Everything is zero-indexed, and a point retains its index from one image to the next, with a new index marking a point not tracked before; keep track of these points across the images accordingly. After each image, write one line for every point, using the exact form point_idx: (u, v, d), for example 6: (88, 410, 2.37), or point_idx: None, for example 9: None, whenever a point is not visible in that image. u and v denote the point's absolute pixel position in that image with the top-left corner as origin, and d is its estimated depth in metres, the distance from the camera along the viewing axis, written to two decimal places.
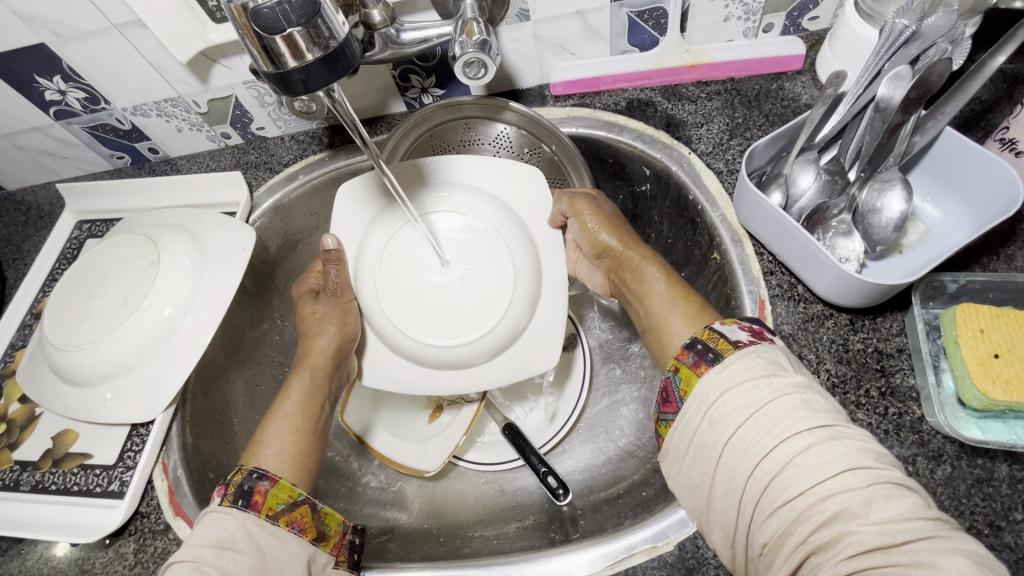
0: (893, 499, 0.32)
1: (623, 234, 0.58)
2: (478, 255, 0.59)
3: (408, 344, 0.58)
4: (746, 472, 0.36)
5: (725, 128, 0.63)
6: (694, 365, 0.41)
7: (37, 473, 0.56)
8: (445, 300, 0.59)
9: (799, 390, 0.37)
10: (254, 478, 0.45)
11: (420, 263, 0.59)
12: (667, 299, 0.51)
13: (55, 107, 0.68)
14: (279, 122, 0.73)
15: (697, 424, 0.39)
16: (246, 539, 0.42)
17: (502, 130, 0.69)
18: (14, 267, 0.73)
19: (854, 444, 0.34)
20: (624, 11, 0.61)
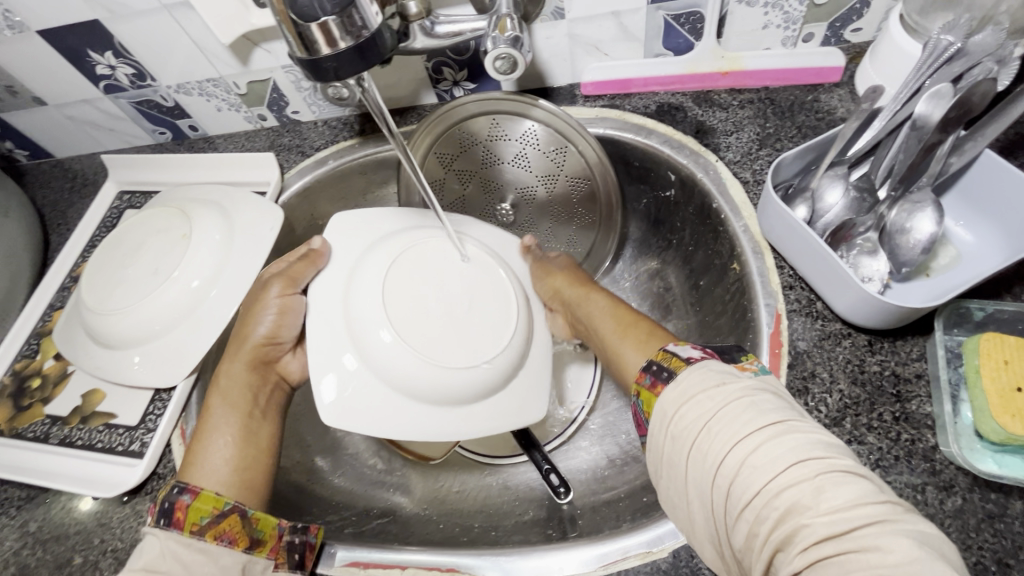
0: (842, 486, 0.32)
1: (584, 280, 0.61)
2: (483, 280, 0.57)
3: (407, 379, 0.51)
4: (709, 480, 0.36)
5: (755, 137, 0.62)
6: (652, 386, 0.43)
7: (66, 428, 0.59)
8: (446, 330, 0.53)
9: (751, 393, 0.38)
10: (176, 494, 0.44)
11: (418, 291, 0.54)
12: (614, 329, 0.53)
13: (105, 82, 0.71)
14: (313, 106, 0.75)
15: (663, 442, 0.40)
16: (171, 561, 0.42)
17: (531, 127, 0.70)
18: (57, 231, 0.76)
19: (805, 437, 0.34)
20: (660, 13, 0.61)
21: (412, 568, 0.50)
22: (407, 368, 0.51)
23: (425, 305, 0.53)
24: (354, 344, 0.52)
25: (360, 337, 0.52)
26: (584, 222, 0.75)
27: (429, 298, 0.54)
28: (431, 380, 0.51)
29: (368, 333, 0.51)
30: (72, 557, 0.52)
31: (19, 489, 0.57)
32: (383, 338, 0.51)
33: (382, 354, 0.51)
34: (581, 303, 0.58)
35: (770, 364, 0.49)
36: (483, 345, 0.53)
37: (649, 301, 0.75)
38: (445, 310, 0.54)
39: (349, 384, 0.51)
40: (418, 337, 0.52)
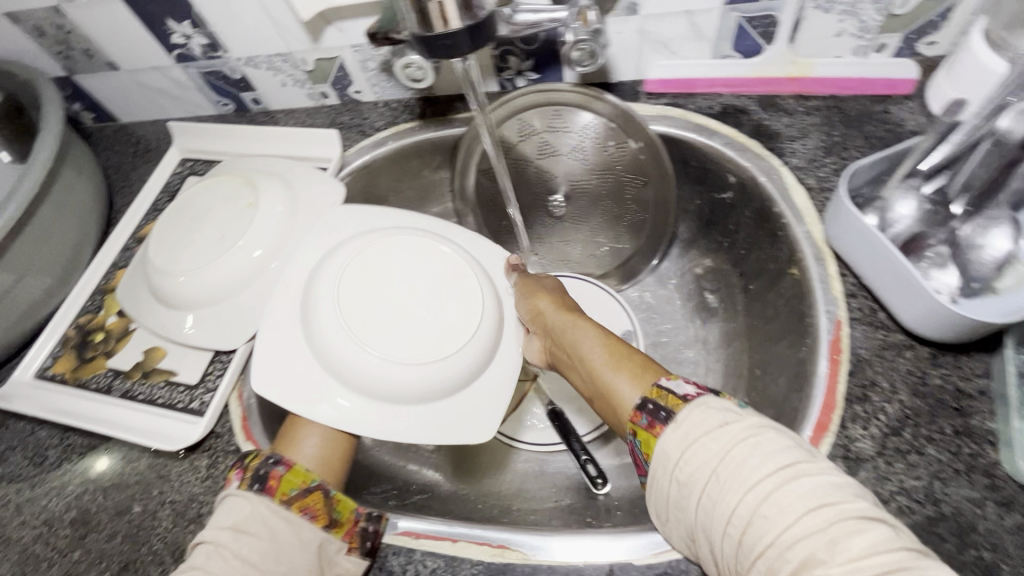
0: (856, 535, 0.32)
1: (573, 306, 0.58)
2: (443, 284, 0.59)
3: (383, 384, 0.54)
4: (722, 528, 0.36)
5: (821, 145, 0.62)
6: (650, 426, 0.42)
7: (128, 382, 0.61)
8: (397, 329, 0.56)
9: (756, 434, 0.38)
10: (271, 464, 0.47)
11: (373, 292, 0.57)
12: (610, 360, 0.50)
13: (178, 51, 0.73)
14: (376, 87, 0.76)
15: (668, 486, 0.40)
16: (259, 523, 0.44)
17: (592, 121, 0.70)
18: (121, 193, 0.78)
19: (817, 483, 0.34)
20: (733, 15, 0.61)
21: (463, 542, 0.49)
22: (385, 376, 0.54)
23: (393, 319, 0.56)
24: (327, 358, 0.54)
25: (332, 353, 0.54)
26: (635, 219, 0.75)
27: (397, 311, 0.57)
28: (409, 386, 0.54)
29: (341, 347, 0.54)
30: (132, 505, 0.54)
31: (82, 437, 0.59)
32: (359, 352, 0.54)
33: (336, 349, 0.54)
34: (569, 330, 0.55)
35: (829, 369, 0.49)
36: (428, 346, 0.55)
37: (694, 302, 0.75)
38: (411, 323, 0.56)
39: (304, 371, 0.55)
40: (391, 347, 0.55)
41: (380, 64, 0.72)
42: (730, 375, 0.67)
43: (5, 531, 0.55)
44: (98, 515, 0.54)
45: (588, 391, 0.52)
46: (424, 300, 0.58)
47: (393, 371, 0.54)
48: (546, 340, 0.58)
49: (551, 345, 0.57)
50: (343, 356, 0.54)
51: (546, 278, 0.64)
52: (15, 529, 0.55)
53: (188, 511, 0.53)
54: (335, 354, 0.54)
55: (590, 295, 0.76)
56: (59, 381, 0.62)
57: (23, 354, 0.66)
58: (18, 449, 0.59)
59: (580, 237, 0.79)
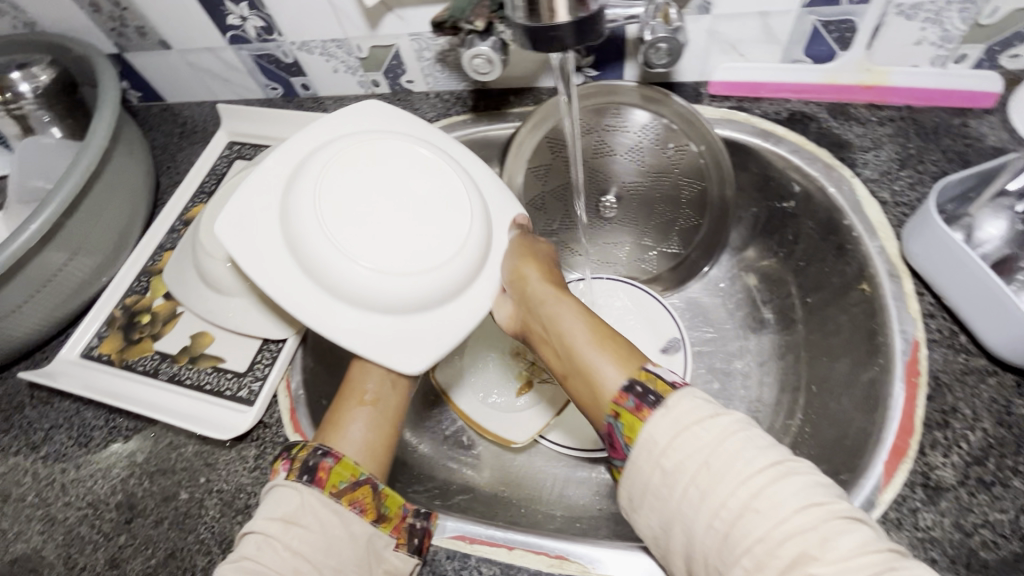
0: (845, 534, 0.32)
1: (558, 282, 0.57)
2: (440, 206, 0.53)
3: (373, 298, 0.50)
4: (706, 521, 0.36)
5: (896, 157, 0.60)
6: (636, 409, 0.41)
7: (175, 366, 0.60)
8: (377, 234, 0.50)
9: (742, 428, 0.38)
10: (319, 455, 0.44)
11: (363, 190, 0.52)
12: (592, 337, 0.49)
13: (232, 32, 0.72)
14: (429, 78, 0.75)
15: (650, 474, 0.39)
16: (310, 516, 0.42)
17: (653, 121, 0.68)
18: (167, 174, 0.78)
19: (805, 481, 0.35)
20: (810, 18, 0.59)
21: (519, 550, 0.48)
22: (374, 291, 0.49)
23: (380, 227, 0.51)
24: (299, 254, 0.50)
25: (314, 257, 0.49)
26: (688, 224, 0.73)
27: (381, 218, 0.51)
28: (399, 303, 0.50)
29: (310, 245, 0.49)
30: (178, 492, 0.53)
31: (128, 419, 0.58)
32: (344, 261, 0.49)
33: (311, 237, 0.50)
34: (551, 304, 0.54)
35: (905, 391, 0.47)
36: (407, 262, 0.50)
37: (744, 311, 0.73)
38: (401, 233, 0.51)
39: (272, 255, 0.50)
40: (367, 253, 0.50)
41: (436, 54, 0.71)
42: (783, 388, 0.65)
43: (49, 511, 0.54)
44: (143, 500, 0.53)
45: (559, 367, 0.51)
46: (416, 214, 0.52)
47: (385, 287, 0.50)
48: (525, 311, 0.56)
49: (530, 318, 0.55)
50: (328, 263, 0.49)
51: (540, 244, 0.60)
52: (60, 509, 0.54)
53: (236, 501, 0.52)
54: (315, 259, 0.49)
55: (636, 298, 0.74)
56: (105, 361, 0.62)
57: (68, 332, 0.65)
58: (63, 428, 0.59)
59: (628, 240, 0.77)
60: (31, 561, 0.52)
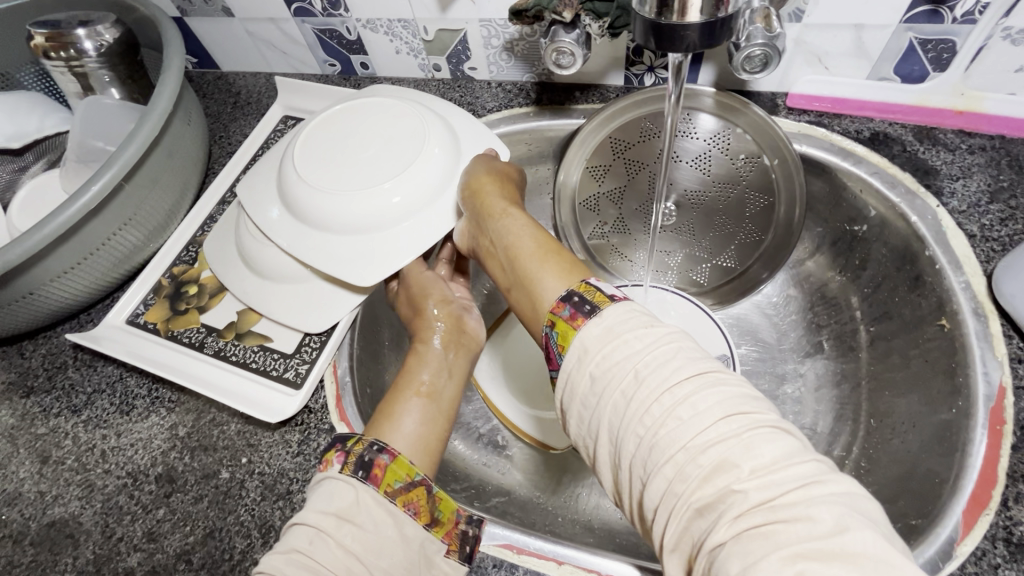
0: (767, 443, 0.31)
1: (513, 197, 0.54)
2: (400, 136, 0.56)
3: (359, 225, 0.54)
4: (634, 429, 0.34)
5: (985, 188, 0.57)
6: (570, 318, 0.40)
7: (221, 341, 0.59)
8: (349, 170, 0.55)
9: (676, 339, 0.37)
10: (376, 450, 0.43)
11: (334, 142, 0.57)
12: (536, 250, 0.47)
13: (298, 4, 0.70)
14: (493, 66, 0.73)
15: (580, 380, 0.37)
16: (365, 514, 0.40)
17: (728, 131, 0.65)
18: (220, 144, 0.77)
19: (732, 391, 0.34)
20: (908, 35, 0.56)
21: (568, 566, 0.47)
22: (365, 212, 0.54)
23: (348, 163, 0.55)
24: (292, 213, 0.57)
25: (307, 207, 0.55)
26: (750, 239, 0.70)
27: (350, 159, 0.56)
28: (390, 222, 0.55)
29: (296, 199, 0.56)
30: (219, 471, 0.53)
31: (171, 391, 0.58)
32: (334, 199, 0.54)
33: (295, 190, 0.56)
34: (497, 218, 0.51)
35: (988, 440, 0.45)
36: (375, 188, 0.54)
37: (799, 333, 0.70)
38: (366, 165, 0.55)
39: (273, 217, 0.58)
40: (342, 188, 0.54)
41: (504, 42, 0.69)
42: (838, 418, 0.63)
43: (88, 477, 0.54)
44: (184, 476, 0.53)
45: (504, 279, 0.50)
46: (382, 148, 0.56)
47: (373, 207, 0.54)
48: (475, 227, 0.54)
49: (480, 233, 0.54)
50: (313, 205, 0.54)
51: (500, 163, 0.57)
52: (98, 476, 0.54)
53: (278, 486, 0.51)
54: (310, 209, 0.55)
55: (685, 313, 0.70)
56: (151, 330, 0.61)
57: (115, 297, 0.65)
58: (105, 394, 0.58)
59: (681, 250, 0.74)
60: (68, 526, 0.51)
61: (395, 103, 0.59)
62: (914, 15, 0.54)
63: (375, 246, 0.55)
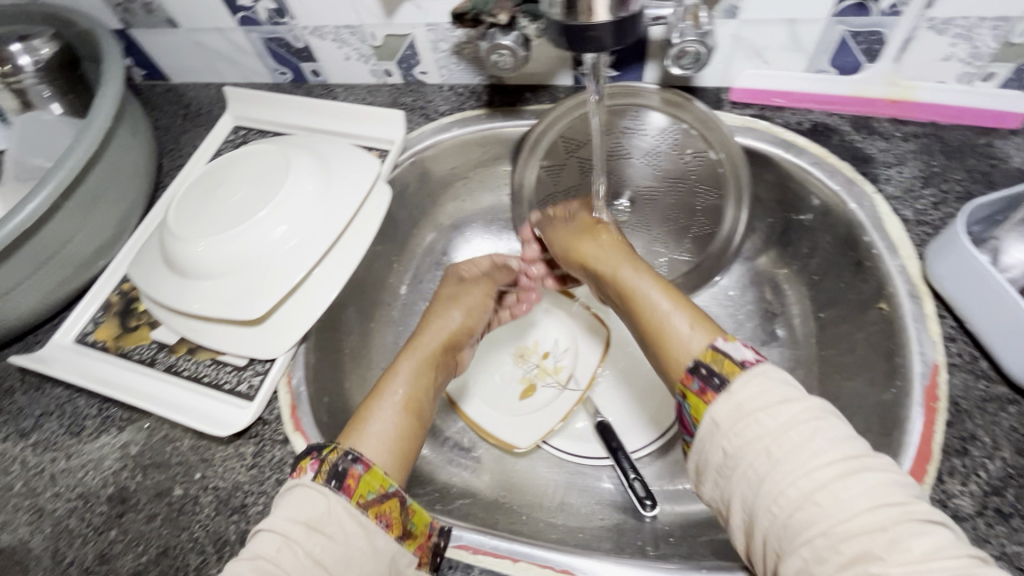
0: (920, 535, 0.32)
1: (626, 253, 0.59)
2: (267, 175, 0.60)
3: (241, 260, 0.56)
4: (769, 506, 0.36)
5: (919, 174, 0.59)
6: (701, 392, 0.42)
7: (172, 356, 0.58)
8: (222, 215, 0.58)
9: (816, 418, 0.38)
10: (350, 460, 0.43)
11: (211, 192, 0.60)
12: (665, 309, 0.50)
13: (243, 13, 0.70)
14: (444, 70, 0.73)
15: (715, 454, 0.40)
16: (334, 524, 0.40)
17: (672, 126, 0.67)
18: (170, 156, 0.76)
19: (877, 478, 0.35)
20: (839, 28, 0.58)
21: (525, 563, 0.48)
22: (239, 247, 0.56)
23: (220, 208, 0.58)
24: (177, 268, 0.58)
25: (181, 253, 0.57)
26: (702, 232, 0.72)
27: (221, 206, 0.58)
28: (271, 250, 0.57)
29: (178, 254, 0.57)
30: (172, 488, 0.52)
31: (122, 409, 0.57)
32: (206, 242, 0.56)
33: (175, 247, 0.58)
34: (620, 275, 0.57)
35: (925, 416, 0.46)
36: (249, 224, 0.56)
37: (755, 323, 0.71)
38: (237, 206, 0.58)
39: (159, 279, 0.59)
40: (217, 232, 0.57)
41: (453, 45, 0.69)
42: None
43: (37, 502, 0.53)
44: (136, 495, 0.52)
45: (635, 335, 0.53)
46: (251, 188, 0.59)
47: (246, 241, 0.56)
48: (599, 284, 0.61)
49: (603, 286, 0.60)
50: (193, 255, 0.56)
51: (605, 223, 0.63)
52: (48, 500, 0.53)
53: (232, 500, 0.51)
54: (185, 257, 0.57)
55: None
56: (100, 348, 0.60)
57: (63, 317, 0.63)
58: (54, 416, 0.57)
59: (639, 246, 0.75)
60: (17, 554, 0.50)
61: (262, 145, 0.63)
62: (843, 9, 0.56)
63: (253, 279, 0.56)
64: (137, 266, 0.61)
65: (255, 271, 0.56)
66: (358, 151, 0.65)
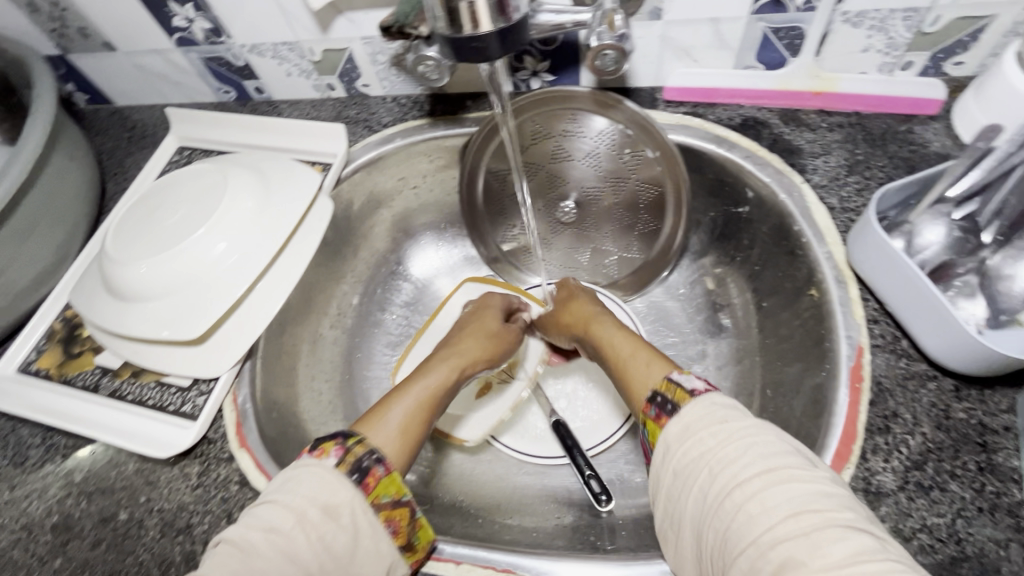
0: (840, 539, 0.32)
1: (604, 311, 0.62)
2: (204, 195, 0.60)
3: (179, 281, 0.56)
4: (709, 523, 0.37)
5: (844, 163, 0.61)
6: (657, 418, 0.44)
7: (116, 381, 0.58)
8: (160, 237, 0.58)
9: (752, 434, 0.38)
10: (375, 459, 0.43)
11: (150, 215, 0.60)
12: (630, 351, 0.52)
13: (179, 34, 0.70)
14: (385, 82, 0.74)
15: (665, 476, 0.41)
16: (349, 519, 0.40)
17: (607, 128, 0.67)
18: (114, 180, 0.76)
19: (804, 487, 0.35)
20: (760, 25, 0.59)
21: (466, 565, 0.48)
22: (176, 268, 0.56)
23: (158, 230, 0.58)
24: (116, 292, 0.58)
25: (118, 277, 0.57)
26: (648, 227, 0.72)
27: (159, 228, 0.58)
28: (208, 270, 0.57)
29: (116, 278, 0.57)
30: (117, 512, 0.52)
31: (66, 437, 0.56)
32: (143, 263, 0.56)
33: (113, 271, 0.57)
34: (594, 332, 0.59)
35: (850, 397, 0.48)
36: (186, 245, 0.56)
37: (704, 315, 0.72)
38: (174, 227, 0.58)
39: (98, 304, 0.59)
40: (154, 254, 0.56)
41: (390, 58, 0.70)
42: (740, 393, 0.65)
43: None
44: (80, 522, 0.51)
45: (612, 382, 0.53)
46: (188, 209, 0.59)
47: (184, 261, 0.56)
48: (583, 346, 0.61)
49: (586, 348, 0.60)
50: (130, 278, 0.56)
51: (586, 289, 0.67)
52: None
53: (176, 521, 0.51)
54: (123, 280, 0.57)
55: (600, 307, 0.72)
56: (43, 376, 0.59)
57: (6, 346, 0.63)
58: None
59: (586, 246, 0.76)
60: None
61: (200, 165, 0.63)
62: (761, 6, 0.58)
63: (191, 298, 0.56)
64: (77, 292, 0.61)
65: (193, 290, 0.56)
66: (298, 166, 0.65)
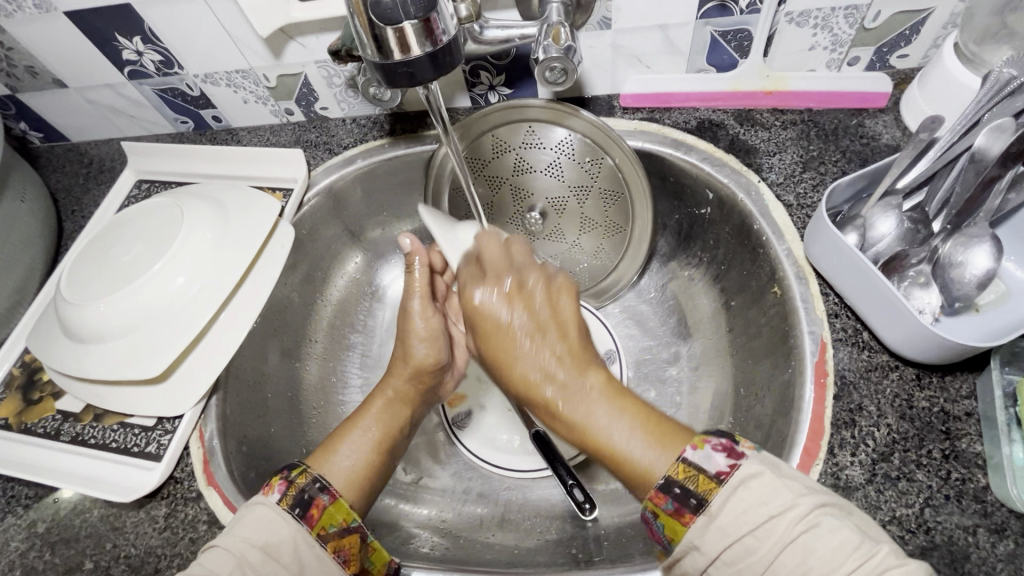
0: None
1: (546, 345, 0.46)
2: (161, 229, 0.59)
3: (137, 318, 0.55)
4: None
5: (798, 159, 0.61)
6: (676, 513, 0.37)
7: (78, 425, 0.57)
8: (116, 274, 0.56)
9: (814, 532, 0.34)
10: (317, 489, 0.43)
11: (108, 253, 0.58)
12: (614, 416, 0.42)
13: (130, 67, 0.69)
14: (343, 103, 0.73)
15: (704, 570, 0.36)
16: (290, 555, 0.40)
17: (566, 137, 0.67)
18: (72, 218, 0.74)
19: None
20: (707, 29, 0.60)
21: None
22: (133, 306, 0.55)
23: (114, 268, 0.57)
24: (72, 333, 0.56)
25: (74, 318, 0.55)
26: (615, 234, 0.72)
27: (116, 265, 0.57)
28: (167, 305, 0.56)
29: (72, 320, 0.56)
30: (82, 562, 0.50)
31: (27, 487, 0.55)
32: (99, 302, 0.55)
33: (69, 312, 0.56)
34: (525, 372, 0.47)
35: (815, 394, 0.48)
36: (143, 281, 0.55)
37: (675, 317, 0.73)
38: (131, 264, 0.57)
39: (56, 347, 0.57)
40: (111, 293, 0.55)
41: (346, 80, 0.69)
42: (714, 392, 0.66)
43: None
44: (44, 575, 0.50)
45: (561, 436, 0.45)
46: (145, 244, 0.58)
47: (141, 297, 0.55)
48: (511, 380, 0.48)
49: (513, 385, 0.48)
50: (86, 319, 0.55)
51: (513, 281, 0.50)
52: None
53: (145, 566, 0.50)
54: (79, 321, 0.55)
55: None
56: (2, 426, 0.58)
57: None
58: None
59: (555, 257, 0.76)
60: None
61: (156, 199, 0.62)
62: (707, 11, 0.58)
63: (150, 335, 0.55)
64: (34, 336, 0.59)
65: (152, 328, 0.55)
66: (256, 193, 0.64)
